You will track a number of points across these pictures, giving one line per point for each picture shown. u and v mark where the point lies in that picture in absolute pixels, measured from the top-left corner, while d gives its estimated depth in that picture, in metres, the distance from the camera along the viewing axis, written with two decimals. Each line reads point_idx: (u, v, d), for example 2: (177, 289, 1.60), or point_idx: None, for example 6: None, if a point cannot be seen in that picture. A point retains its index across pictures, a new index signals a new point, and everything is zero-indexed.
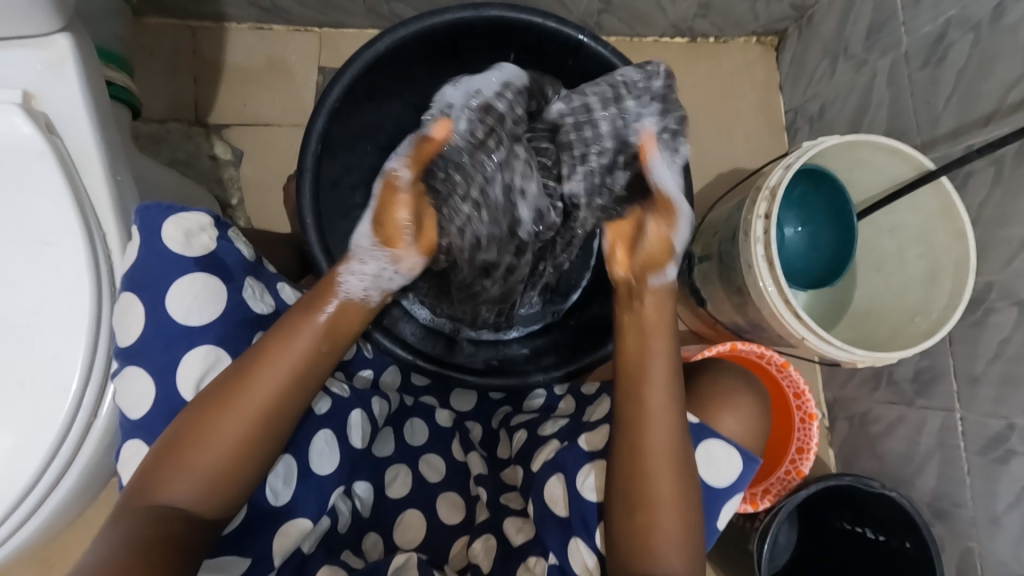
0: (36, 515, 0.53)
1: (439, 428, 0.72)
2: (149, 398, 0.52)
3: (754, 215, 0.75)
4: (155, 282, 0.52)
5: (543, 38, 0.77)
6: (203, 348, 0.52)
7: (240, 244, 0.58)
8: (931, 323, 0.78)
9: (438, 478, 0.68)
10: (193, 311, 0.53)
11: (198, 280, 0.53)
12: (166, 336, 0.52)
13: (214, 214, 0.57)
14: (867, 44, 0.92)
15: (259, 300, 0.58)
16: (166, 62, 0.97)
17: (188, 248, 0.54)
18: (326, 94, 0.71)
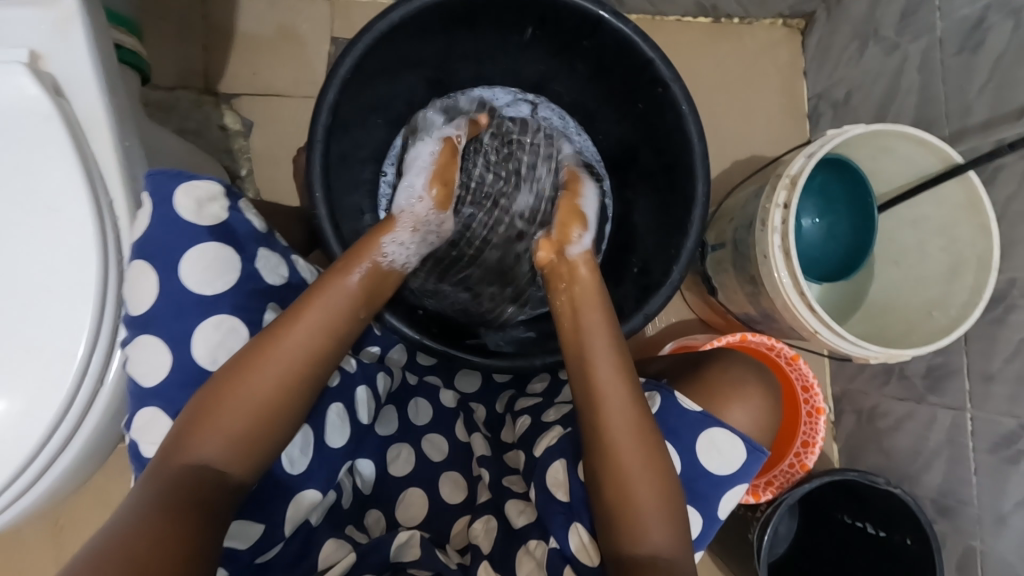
0: (44, 479, 0.54)
1: (444, 408, 0.72)
2: (164, 367, 0.51)
3: (772, 204, 0.73)
4: (166, 251, 0.52)
5: (563, 12, 0.74)
6: (217, 317, 0.52)
7: (251, 215, 0.57)
8: (949, 320, 0.76)
9: (441, 457, 0.68)
10: (206, 281, 0.52)
11: (211, 249, 0.53)
12: (179, 305, 0.51)
13: (225, 183, 0.55)
14: (899, 29, 0.89)
15: (272, 271, 0.57)
16: (177, 27, 0.95)
17: (200, 218, 0.53)
18: (337, 65, 0.68)
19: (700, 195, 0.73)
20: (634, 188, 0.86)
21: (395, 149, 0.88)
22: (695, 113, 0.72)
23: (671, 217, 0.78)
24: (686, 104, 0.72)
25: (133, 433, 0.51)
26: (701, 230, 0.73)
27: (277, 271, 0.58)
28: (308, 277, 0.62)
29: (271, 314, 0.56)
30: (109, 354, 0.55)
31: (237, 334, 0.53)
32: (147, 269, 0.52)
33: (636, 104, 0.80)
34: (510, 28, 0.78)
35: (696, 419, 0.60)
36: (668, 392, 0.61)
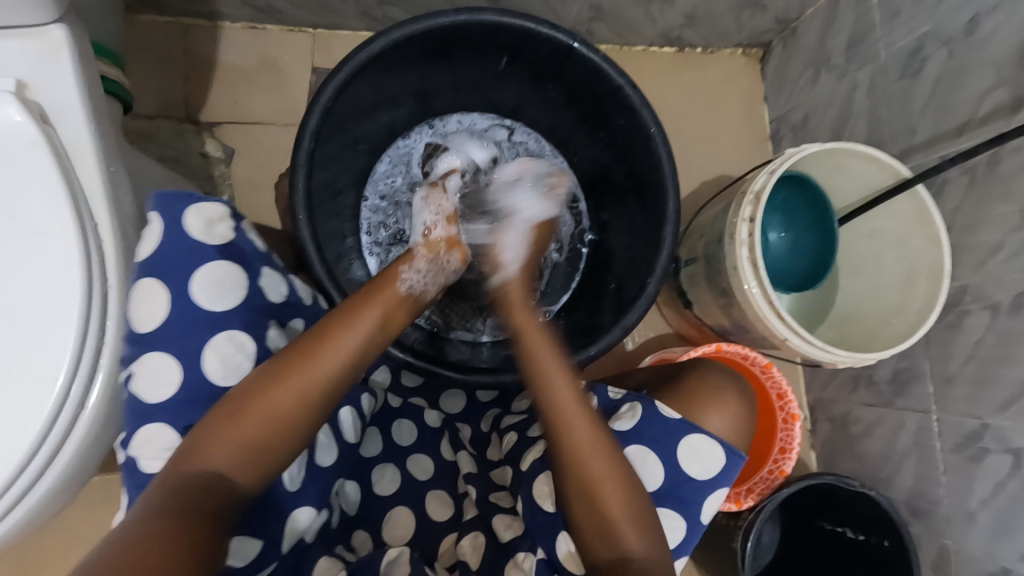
0: (22, 505, 0.53)
1: (427, 427, 0.73)
2: (170, 380, 0.51)
3: (739, 219, 0.77)
4: (177, 268, 0.52)
5: (537, 42, 0.78)
6: (227, 332, 0.53)
7: (254, 237, 0.59)
8: (908, 325, 0.80)
9: (427, 476, 0.68)
10: (218, 297, 0.53)
11: (223, 267, 0.54)
12: (187, 320, 0.52)
13: (231, 206, 0.57)
14: (848, 56, 0.96)
15: (275, 289, 0.59)
16: (159, 58, 0.96)
17: (209, 236, 0.54)
18: (320, 91, 0.70)
19: (670, 212, 0.76)
20: (608, 207, 0.90)
21: (377, 173, 0.91)
22: (663, 136, 0.76)
23: (643, 233, 0.81)
24: (654, 128, 0.76)
25: (132, 449, 0.51)
26: (672, 245, 0.75)
27: (278, 289, 0.59)
28: (305, 295, 0.63)
29: (274, 332, 0.57)
30: (92, 378, 0.54)
31: (245, 348, 0.54)
32: (155, 286, 0.52)
33: (603, 128, 0.84)
34: (487, 57, 0.82)
35: (674, 427, 0.62)
36: (648, 402, 0.64)
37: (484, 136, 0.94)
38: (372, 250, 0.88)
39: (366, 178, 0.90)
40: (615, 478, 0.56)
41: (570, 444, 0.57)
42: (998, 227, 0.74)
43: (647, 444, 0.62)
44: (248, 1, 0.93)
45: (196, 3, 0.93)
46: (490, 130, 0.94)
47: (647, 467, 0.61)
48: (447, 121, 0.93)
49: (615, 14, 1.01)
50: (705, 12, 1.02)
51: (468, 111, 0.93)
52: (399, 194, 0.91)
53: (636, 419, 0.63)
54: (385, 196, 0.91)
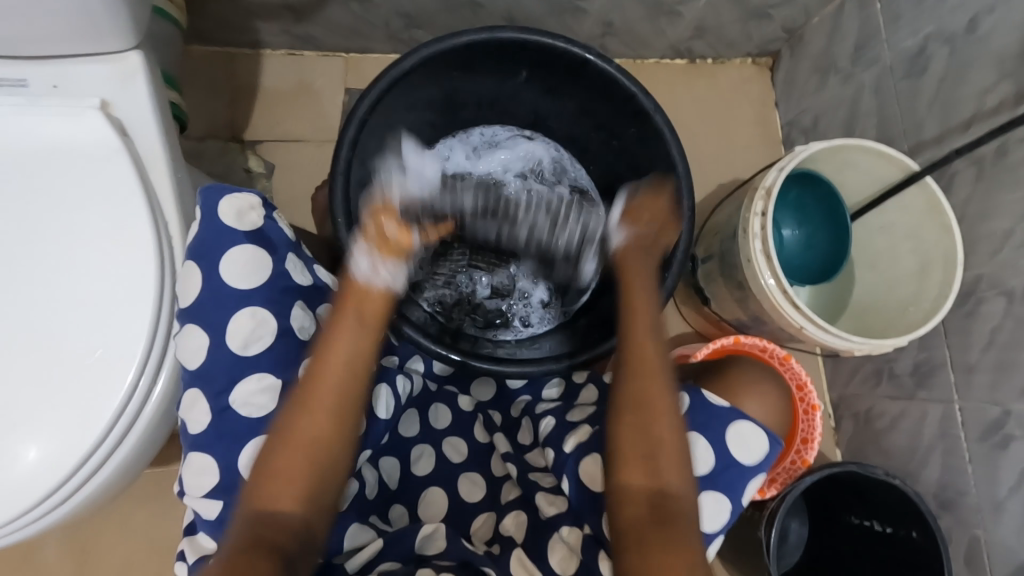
0: (100, 472, 0.59)
1: (461, 412, 0.77)
2: (203, 354, 0.53)
3: (752, 213, 0.80)
4: (210, 250, 0.54)
5: (554, 56, 0.84)
6: (251, 308, 0.54)
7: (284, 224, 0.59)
8: (924, 312, 0.82)
9: (461, 458, 0.73)
10: (242, 277, 0.54)
11: (249, 250, 0.54)
12: (219, 297, 0.53)
13: (263, 196, 0.57)
14: (853, 60, 0.99)
15: (301, 273, 0.59)
16: (208, 83, 1.05)
17: (240, 223, 0.55)
18: (356, 108, 0.77)
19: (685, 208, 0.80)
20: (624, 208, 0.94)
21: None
22: (675, 138, 0.81)
23: None
24: (666, 132, 0.81)
25: (183, 415, 0.53)
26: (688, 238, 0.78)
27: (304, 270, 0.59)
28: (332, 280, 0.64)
29: (299, 311, 0.57)
30: (161, 361, 0.60)
31: (268, 325, 0.54)
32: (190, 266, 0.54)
33: (615, 137, 0.90)
34: (506, 72, 0.88)
35: (723, 413, 0.65)
36: (694, 391, 0.66)
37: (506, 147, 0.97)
38: None
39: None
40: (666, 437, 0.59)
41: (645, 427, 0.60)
42: (1009, 216, 0.76)
43: (697, 429, 0.64)
44: (288, 30, 1.01)
45: (242, 34, 1.02)
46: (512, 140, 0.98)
47: (697, 451, 0.63)
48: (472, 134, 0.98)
49: (627, 30, 1.07)
50: (713, 24, 1.07)
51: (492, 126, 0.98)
52: None
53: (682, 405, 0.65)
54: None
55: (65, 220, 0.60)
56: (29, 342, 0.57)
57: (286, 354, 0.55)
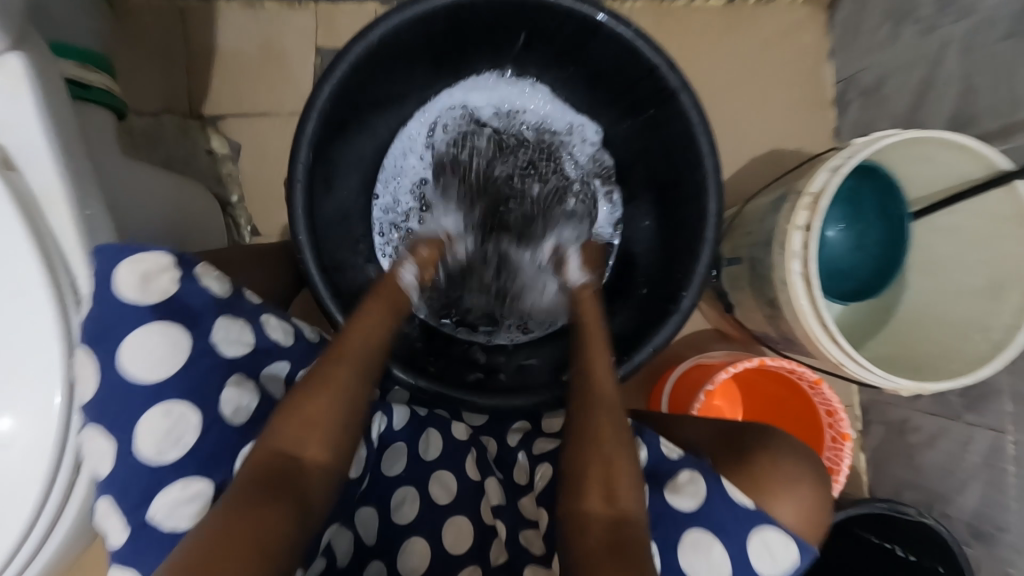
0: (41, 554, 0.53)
1: (455, 440, 0.72)
2: (110, 459, 0.45)
3: (792, 225, 0.65)
4: (109, 333, 0.45)
5: (557, 17, 0.70)
6: (163, 403, 0.45)
7: (209, 281, 0.49)
8: (990, 347, 0.67)
9: (449, 500, 0.66)
10: (154, 366, 0.45)
11: (158, 330, 0.45)
12: (124, 396, 0.44)
13: (176, 252, 0.48)
14: (940, 9, 0.81)
15: (233, 341, 0.49)
16: (157, 49, 0.91)
17: (145, 294, 0.45)
18: (314, 95, 0.65)
19: (711, 213, 0.70)
20: (636, 194, 0.85)
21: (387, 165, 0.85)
22: (705, 126, 0.70)
23: (684, 237, 0.74)
24: (695, 117, 0.70)
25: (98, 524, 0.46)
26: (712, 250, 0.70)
27: (242, 340, 0.50)
28: (280, 337, 0.54)
29: (231, 390, 0.47)
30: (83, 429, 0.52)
31: (188, 421, 0.45)
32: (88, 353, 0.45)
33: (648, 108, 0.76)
34: (500, 35, 0.75)
35: (749, 515, 0.51)
36: (713, 475, 0.52)
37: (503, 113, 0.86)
38: (385, 250, 0.84)
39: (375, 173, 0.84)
40: (617, 438, 0.53)
41: (587, 445, 0.53)
42: None
43: (713, 529, 0.51)
44: None
45: None
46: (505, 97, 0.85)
47: (713, 557, 0.50)
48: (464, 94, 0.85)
49: None
50: None
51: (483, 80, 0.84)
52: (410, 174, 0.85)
53: (700, 497, 0.51)
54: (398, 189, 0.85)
55: None
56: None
57: (217, 450, 0.46)
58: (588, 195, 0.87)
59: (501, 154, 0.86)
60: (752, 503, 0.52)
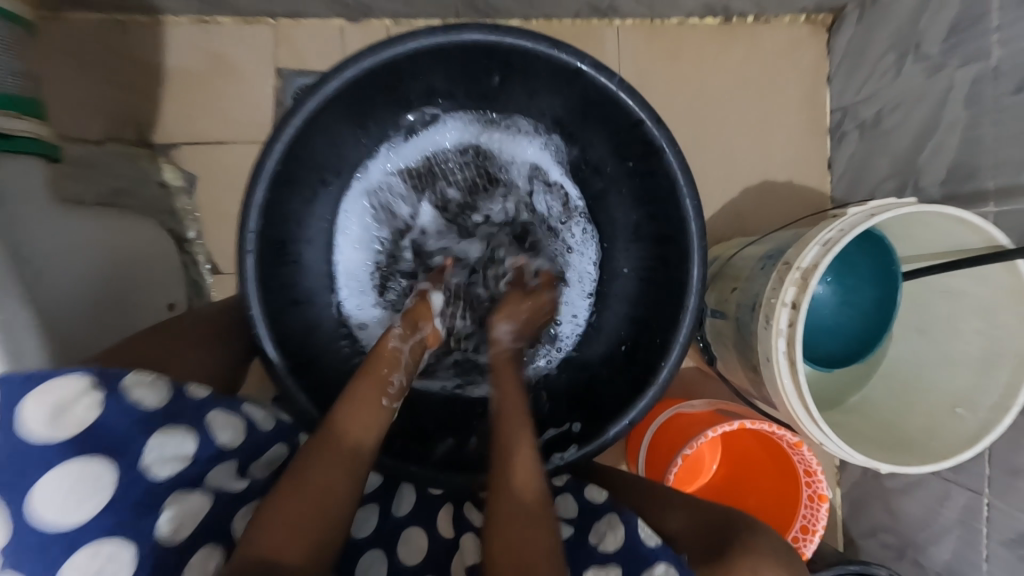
0: None
1: (428, 498, 0.69)
2: None
3: (778, 301, 0.62)
4: (19, 475, 0.39)
5: (533, 61, 0.65)
6: (90, 546, 0.40)
7: (140, 393, 0.43)
8: (976, 423, 0.64)
9: (419, 559, 0.64)
10: (73, 504, 0.39)
11: (77, 469, 0.40)
12: (36, 541, 0.39)
13: (94, 370, 0.42)
14: (945, 46, 0.76)
15: (165, 461, 0.44)
16: (93, 66, 0.82)
17: (55, 429, 0.40)
18: (267, 153, 0.61)
19: (694, 282, 0.66)
20: (615, 243, 0.79)
21: (341, 222, 0.78)
22: (691, 185, 0.65)
23: (668, 301, 0.70)
24: (681, 176, 0.65)
25: None
26: (694, 321, 0.65)
27: (177, 455, 0.44)
28: (227, 438, 0.48)
29: (168, 518, 0.43)
30: None
31: (120, 559, 0.41)
32: None
33: (627, 158, 0.72)
34: (474, 77, 0.71)
35: None
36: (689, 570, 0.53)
37: (440, 145, 0.80)
38: (358, 308, 0.79)
39: (334, 228, 0.78)
40: (526, 502, 0.53)
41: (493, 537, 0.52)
42: None
43: None
44: None
45: None
46: (444, 134, 0.80)
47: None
48: (405, 138, 0.78)
49: None
50: None
51: (424, 123, 0.78)
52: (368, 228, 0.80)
53: None
54: (355, 246, 0.79)
55: None
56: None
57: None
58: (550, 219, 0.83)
59: (453, 185, 0.83)
60: None
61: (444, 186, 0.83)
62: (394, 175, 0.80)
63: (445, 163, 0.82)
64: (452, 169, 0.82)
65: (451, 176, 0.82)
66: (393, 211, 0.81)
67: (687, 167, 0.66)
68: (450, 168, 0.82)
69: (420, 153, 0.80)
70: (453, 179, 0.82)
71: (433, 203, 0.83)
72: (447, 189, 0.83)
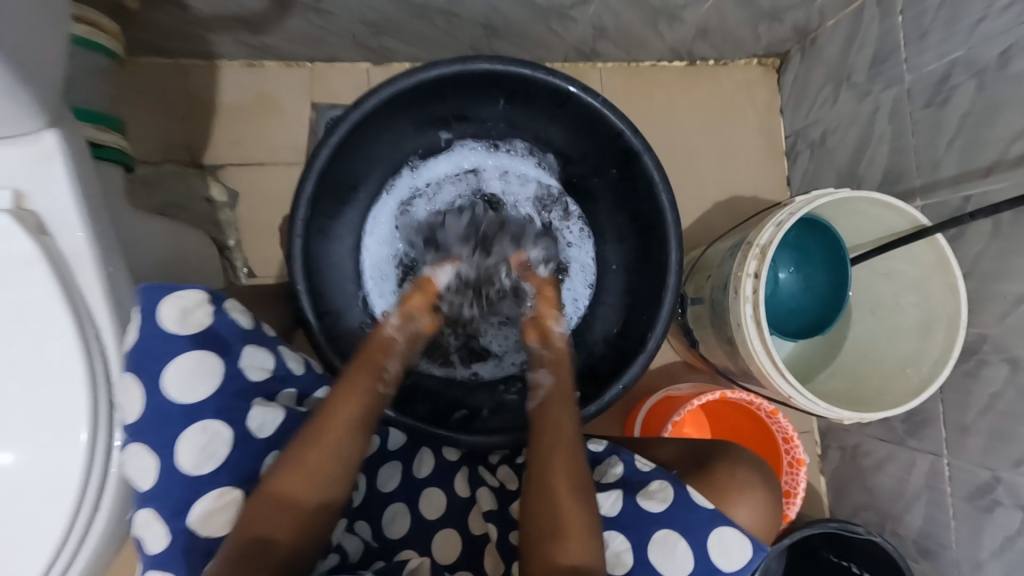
0: (88, 540, 0.59)
1: (447, 462, 0.75)
2: (153, 475, 0.52)
3: (743, 273, 0.74)
4: (151, 362, 0.53)
5: (533, 85, 0.79)
6: (201, 423, 0.53)
7: (236, 314, 0.58)
8: (922, 378, 0.75)
9: (438, 514, 0.71)
10: (191, 388, 0.53)
11: (195, 359, 0.53)
12: (164, 414, 0.52)
13: (208, 289, 0.57)
14: (871, 74, 0.93)
15: (257, 367, 0.58)
16: (156, 101, 0.97)
17: (184, 326, 0.54)
18: (314, 158, 0.73)
19: (672, 264, 0.77)
20: (605, 242, 0.92)
21: (367, 229, 0.90)
22: (666, 184, 0.78)
23: (653, 284, 0.81)
24: (658, 176, 0.77)
25: (136, 531, 0.53)
26: (672, 298, 0.77)
27: (262, 366, 0.58)
28: (294, 365, 0.63)
29: (258, 410, 0.56)
30: (106, 471, 0.59)
31: (221, 437, 0.53)
32: (134, 381, 0.53)
33: (611, 166, 0.85)
34: (484, 102, 0.84)
35: (707, 517, 0.58)
36: (681, 484, 0.60)
37: (453, 167, 0.94)
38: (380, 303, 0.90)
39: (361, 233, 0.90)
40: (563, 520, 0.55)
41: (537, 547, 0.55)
42: (1023, 280, 0.70)
43: (679, 529, 0.58)
44: (245, 42, 0.93)
45: (194, 45, 0.93)
46: (457, 157, 0.93)
47: (676, 555, 0.57)
48: (424, 161, 0.92)
49: (622, 35, 0.99)
50: (717, 28, 1.00)
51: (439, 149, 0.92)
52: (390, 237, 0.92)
53: (667, 502, 0.59)
54: (379, 251, 0.91)
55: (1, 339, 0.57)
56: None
57: (241, 464, 0.54)
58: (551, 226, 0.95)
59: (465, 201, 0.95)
60: (710, 507, 0.59)
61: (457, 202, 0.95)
62: (414, 193, 0.93)
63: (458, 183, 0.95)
64: (462, 189, 0.95)
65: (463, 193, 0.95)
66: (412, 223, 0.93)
67: (663, 172, 0.78)
68: (463, 186, 0.95)
69: (437, 174, 0.94)
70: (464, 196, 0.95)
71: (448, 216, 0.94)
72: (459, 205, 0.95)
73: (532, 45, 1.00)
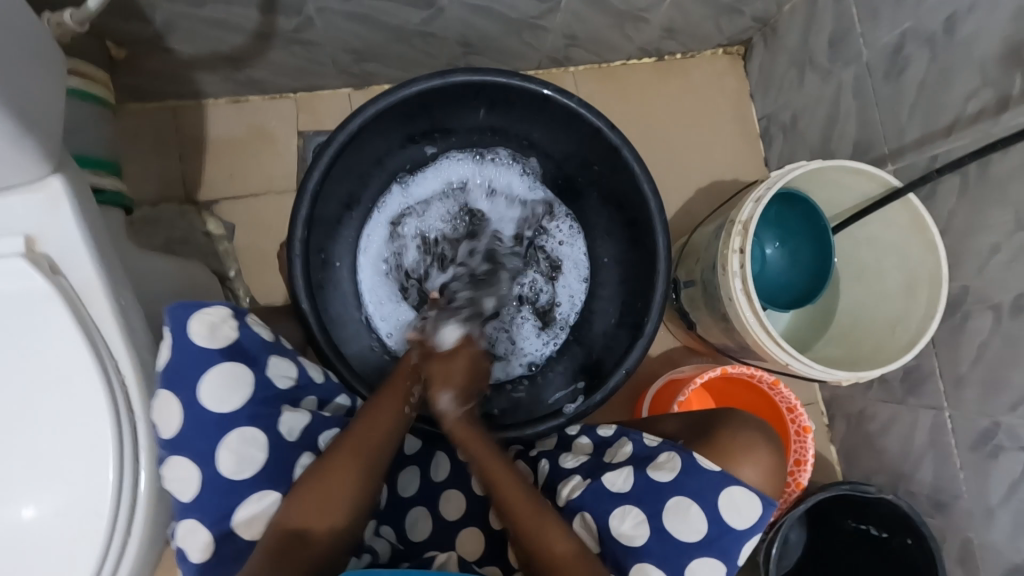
0: (123, 564, 0.60)
1: (462, 463, 0.76)
2: (195, 484, 0.57)
3: (730, 250, 0.77)
4: (185, 376, 0.57)
5: (509, 92, 0.82)
6: (238, 430, 0.58)
7: (258, 328, 0.63)
8: (911, 333, 0.78)
9: (458, 514, 0.72)
10: (224, 399, 0.58)
11: (227, 370, 0.58)
12: (201, 425, 0.57)
13: (232, 305, 0.61)
14: (830, 53, 0.96)
15: (282, 376, 0.63)
16: (148, 143, 1.00)
17: (212, 340, 0.58)
18: (306, 181, 0.75)
19: (661, 248, 0.80)
20: (595, 236, 0.95)
21: (362, 248, 0.93)
22: (647, 173, 0.80)
23: (644, 270, 0.84)
24: (637, 166, 0.80)
25: (177, 542, 0.58)
26: (665, 280, 0.79)
27: (287, 374, 0.64)
28: (315, 374, 0.68)
29: (287, 416, 0.61)
30: (133, 497, 0.61)
31: (257, 442, 0.58)
32: (168, 397, 0.57)
33: (592, 162, 0.88)
34: (463, 113, 0.87)
35: (715, 479, 0.63)
36: (688, 453, 0.65)
37: (439, 180, 0.96)
38: (381, 319, 0.92)
39: (356, 252, 0.92)
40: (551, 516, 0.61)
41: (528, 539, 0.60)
42: (995, 230, 0.73)
43: (689, 495, 0.62)
44: (230, 80, 0.96)
45: (181, 87, 0.97)
46: (442, 170, 0.96)
47: (690, 518, 0.62)
48: (411, 177, 0.95)
49: (590, 39, 1.03)
50: (680, 23, 1.04)
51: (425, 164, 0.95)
52: (385, 255, 0.94)
53: (676, 470, 0.64)
54: (374, 269, 0.93)
55: (21, 378, 0.59)
56: (2, 475, 0.58)
57: (278, 468, 0.59)
58: (539, 228, 0.98)
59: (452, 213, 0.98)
60: (717, 469, 0.64)
61: (446, 216, 0.98)
62: (404, 209, 0.96)
63: (445, 195, 0.97)
64: (449, 201, 0.98)
65: (450, 204, 0.98)
66: (403, 240, 0.96)
67: (642, 162, 0.81)
68: (449, 198, 0.97)
69: (423, 189, 0.96)
70: (453, 207, 0.98)
71: (438, 229, 0.97)
72: (447, 217, 0.98)
73: (505, 57, 1.04)
